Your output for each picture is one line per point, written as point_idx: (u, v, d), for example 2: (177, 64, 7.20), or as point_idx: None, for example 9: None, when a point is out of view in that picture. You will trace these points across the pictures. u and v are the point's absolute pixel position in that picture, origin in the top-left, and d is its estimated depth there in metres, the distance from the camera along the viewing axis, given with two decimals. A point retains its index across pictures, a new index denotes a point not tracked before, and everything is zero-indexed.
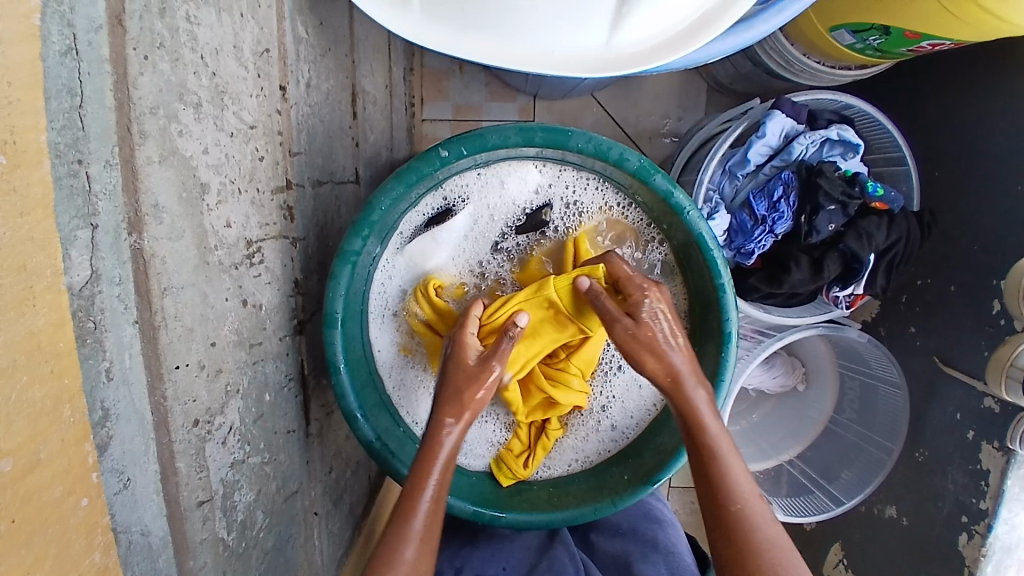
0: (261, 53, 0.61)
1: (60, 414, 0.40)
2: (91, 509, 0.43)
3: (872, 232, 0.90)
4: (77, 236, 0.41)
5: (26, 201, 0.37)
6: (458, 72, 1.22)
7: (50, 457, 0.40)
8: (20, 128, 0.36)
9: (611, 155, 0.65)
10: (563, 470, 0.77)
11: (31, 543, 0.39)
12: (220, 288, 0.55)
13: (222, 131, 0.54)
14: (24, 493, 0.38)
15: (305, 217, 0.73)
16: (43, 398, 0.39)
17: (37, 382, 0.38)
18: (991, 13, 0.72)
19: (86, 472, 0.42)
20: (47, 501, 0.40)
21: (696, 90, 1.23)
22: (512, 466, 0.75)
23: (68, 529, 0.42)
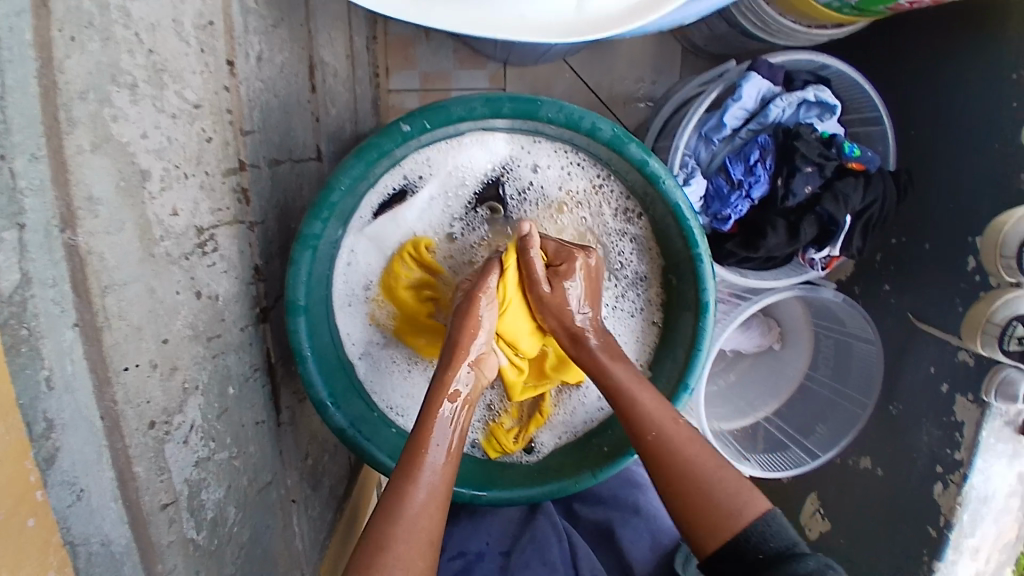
0: (204, 27, 0.57)
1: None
2: (41, 526, 0.41)
3: (849, 193, 0.88)
4: (4, 238, 0.37)
5: None
6: (425, 38, 1.16)
7: None
8: None
9: (583, 125, 0.63)
10: (550, 447, 0.77)
11: None
12: (170, 281, 0.52)
13: (162, 113, 0.50)
14: None
15: (262, 200, 0.69)
16: None
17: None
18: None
19: (30, 490, 0.40)
20: None
21: (672, 50, 1.19)
22: (500, 440, 0.75)
23: (19, 546, 0.40)
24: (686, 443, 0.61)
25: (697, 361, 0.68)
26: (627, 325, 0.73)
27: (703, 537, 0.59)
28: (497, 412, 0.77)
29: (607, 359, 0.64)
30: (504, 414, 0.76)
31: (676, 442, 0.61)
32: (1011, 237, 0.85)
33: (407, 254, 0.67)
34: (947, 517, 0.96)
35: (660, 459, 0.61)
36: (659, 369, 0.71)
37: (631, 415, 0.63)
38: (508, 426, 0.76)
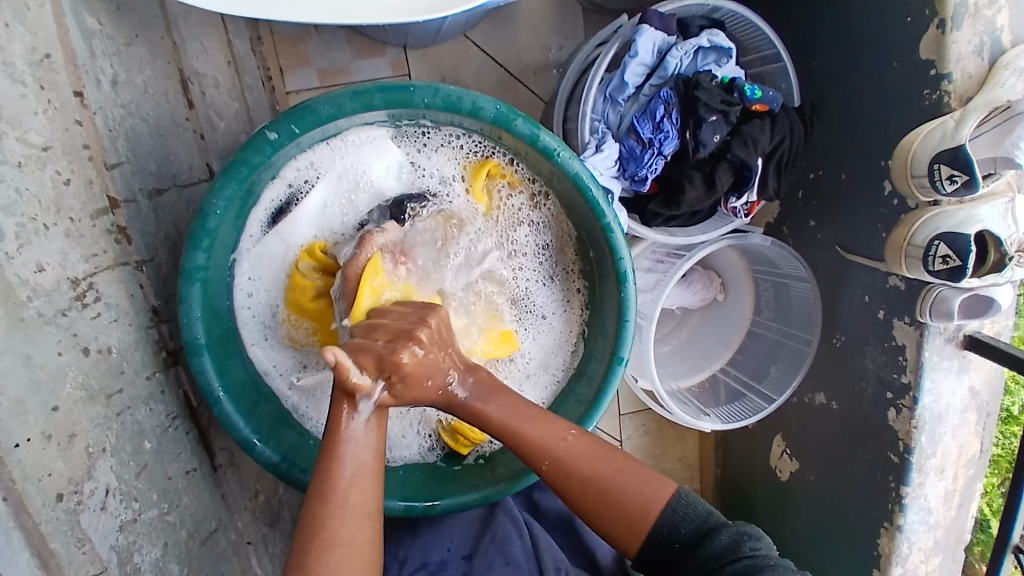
0: (40, 62, 0.53)
1: None
2: None
3: (757, 136, 0.89)
4: None
5: None
6: (315, 33, 1.11)
7: None
8: None
9: (463, 106, 0.60)
10: (505, 437, 0.74)
11: None
12: (49, 343, 0.49)
13: (4, 164, 0.47)
14: None
15: (147, 235, 0.65)
16: None
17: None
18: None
19: None
20: None
21: (573, 14, 1.18)
22: (467, 434, 0.71)
23: None
24: (579, 462, 0.59)
25: (627, 329, 0.67)
26: (553, 290, 0.72)
27: (625, 544, 0.61)
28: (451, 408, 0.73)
29: (484, 405, 0.58)
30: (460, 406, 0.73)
31: (567, 465, 0.59)
32: (919, 156, 0.87)
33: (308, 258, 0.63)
34: (905, 442, 0.98)
35: (562, 486, 0.59)
36: (594, 342, 0.70)
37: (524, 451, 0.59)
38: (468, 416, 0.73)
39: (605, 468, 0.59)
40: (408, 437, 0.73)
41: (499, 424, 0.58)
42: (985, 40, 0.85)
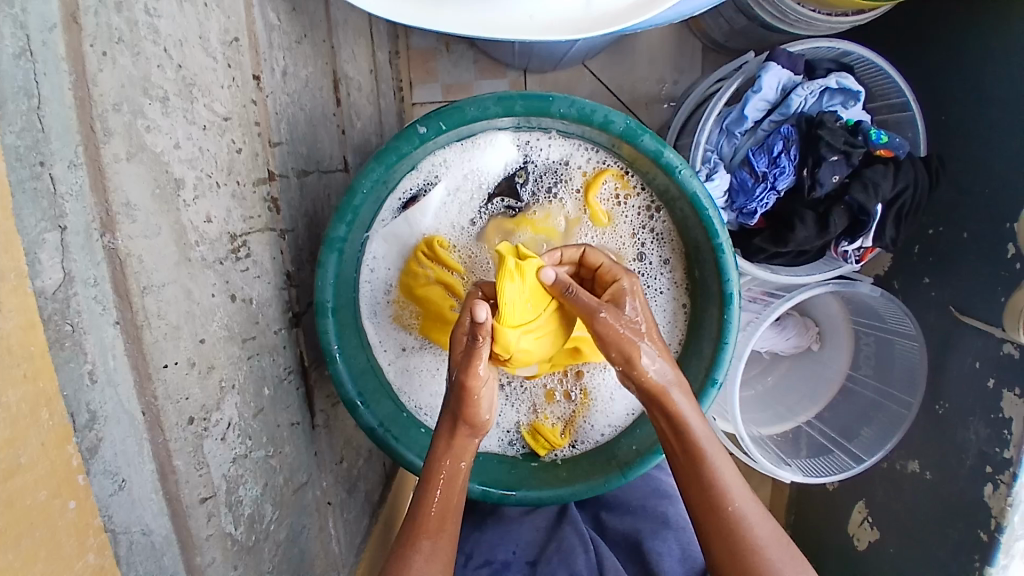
0: (230, 43, 0.60)
1: (38, 416, 0.39)
2: (81, 511, 0.42)
3: (878, 180, 0.86)
4: (46, 238, 0.40)
5: None
6: (445, 51, 1.19)
7: (32, 461, 0.39)
8: None
9: (596, 119, 0.63)
10: (587, 445, 0.75)
11: (20, 545, 0.38)
12: (205, 284, 0.54)
13: (193, 124, 0.53)
14: (7, 497, 0.38)
15: (292, 208, 0.72)
16: (19, 401, 0.38)
17: (10, 386, 0.37)
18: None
19: (71, 473, 0.41)
20: (32, 505, 0.39)
21: (691, 49, 1.20)
22: (547, 436, 0.74)
23: (57, 532, 0.41)
24: (755, 534, 0.57)
25: (725, 352, 0.67)
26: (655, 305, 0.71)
27: None
28: (535, 413, 0.75)
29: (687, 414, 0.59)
30: (546, 411, 0.75)
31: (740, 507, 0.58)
32: None
33: (422, 253, 0.68)
34: (998, 518, 0.91)
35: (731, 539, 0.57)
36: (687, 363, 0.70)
37: (705, 488, 0.58)
38: (551, 423, 0.75)
39: (765, 525, 0.58)
40: (490, 429, 0.75)
41: (695, 447, 0.59)
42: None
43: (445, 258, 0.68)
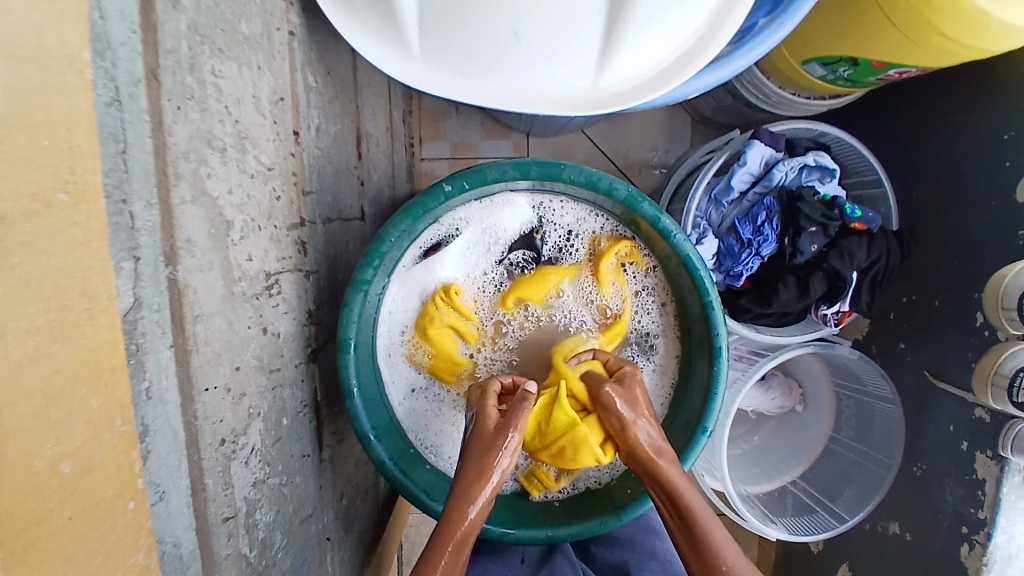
0: (277, 102, 0.67)
1: (112, 423, 0.38)
2: (138, 514, 0.41)
3: (853, 251, 0.95)
4: (124, 266, 0.44)
5: (87, 233, 0.35)
6: (455, 112, 1.29)
7: (105, 462, 0.37)
8: (81, 168, 0.35)
9: (601, 186, 0.70)
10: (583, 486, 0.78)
11: (84, 546, 0.37)
12: (244, 316, 0.60)
13: (244, 173, 0.60)
14: (79, 495, 0.36)
15: (317, 251, 0.79)
16: (99, 406, 0.37)
17: (95, 394, 0.36)
18: (950, 38, 0.76)
19: (133, 478, 0.40)
20: (100, 503, 0.37)
21: (682, 122, 1.31)
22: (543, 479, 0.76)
23: (116, 540, 0.39)
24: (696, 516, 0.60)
25: (714, 403, 0.71)
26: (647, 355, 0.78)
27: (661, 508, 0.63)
28: None
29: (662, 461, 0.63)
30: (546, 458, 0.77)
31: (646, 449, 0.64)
32: (1011, 290, 0.88)
33: (438, 301, 0.74)
34: None
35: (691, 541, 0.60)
36: (677, 410, 0.75)
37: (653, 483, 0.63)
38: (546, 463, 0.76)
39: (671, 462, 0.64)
40: None
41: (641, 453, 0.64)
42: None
43: (461, 306, 0.74)
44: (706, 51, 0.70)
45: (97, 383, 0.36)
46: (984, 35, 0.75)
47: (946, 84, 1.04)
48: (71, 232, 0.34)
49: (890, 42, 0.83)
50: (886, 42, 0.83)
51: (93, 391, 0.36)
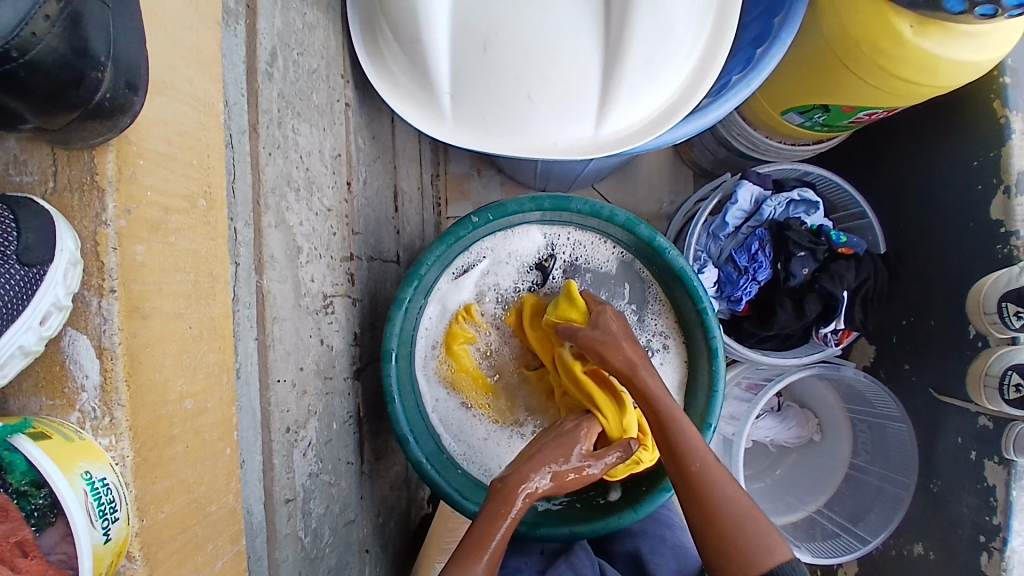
0: (336, 157, 0.82)
1: (221, 379, 0.48)
2: (233, 458, 0.50)
3: (842, 273, 1.05)
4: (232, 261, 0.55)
5: (215, 229, 0.48)
6: (476, 175, 1.44)
7: (213, 408, 0.47)
8: (215, 184, 0.48)
9: (604, 213, 0.83)
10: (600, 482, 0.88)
11: (197, 467, 0.45)
12: (307, 326, 0.71)
13: (311, 210, 0.73)
14: (194, 429, 0.45)
15: (362, 283, 0.91)
16: (213, 364, 0.48)
17: (211, 351, 0.47)
18: (905, 80, 0.87)
19: (231, 425, 0.50)
20: (208, 441, 0.47)
21: (684, 175, 1.44)
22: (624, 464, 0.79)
23: (217, 467, 0.48)
24: (717, 484, 0.66)
25: (716, 400, 0.80)
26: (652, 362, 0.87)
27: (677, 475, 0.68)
28: None
29: (664, 395, 0.72)
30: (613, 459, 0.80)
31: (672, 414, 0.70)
32: (990, 296, 0.96)
33: (459, 319, 0.86)
34: None
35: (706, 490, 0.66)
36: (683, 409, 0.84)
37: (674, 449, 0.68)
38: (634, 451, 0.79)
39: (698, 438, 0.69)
40: None
41: (664, 414, 0.70)
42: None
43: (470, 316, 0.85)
44: (688, 102, 0.82)
45: (212, 343, 0.47)
46: (931, 75, 0.85)
47: (908, 118, 1.15)
48: (205, 228, 0.47)
49: (850, 90, 0.95)
50: (846, 91, 0.95)
51: (209, 350, 0.47)
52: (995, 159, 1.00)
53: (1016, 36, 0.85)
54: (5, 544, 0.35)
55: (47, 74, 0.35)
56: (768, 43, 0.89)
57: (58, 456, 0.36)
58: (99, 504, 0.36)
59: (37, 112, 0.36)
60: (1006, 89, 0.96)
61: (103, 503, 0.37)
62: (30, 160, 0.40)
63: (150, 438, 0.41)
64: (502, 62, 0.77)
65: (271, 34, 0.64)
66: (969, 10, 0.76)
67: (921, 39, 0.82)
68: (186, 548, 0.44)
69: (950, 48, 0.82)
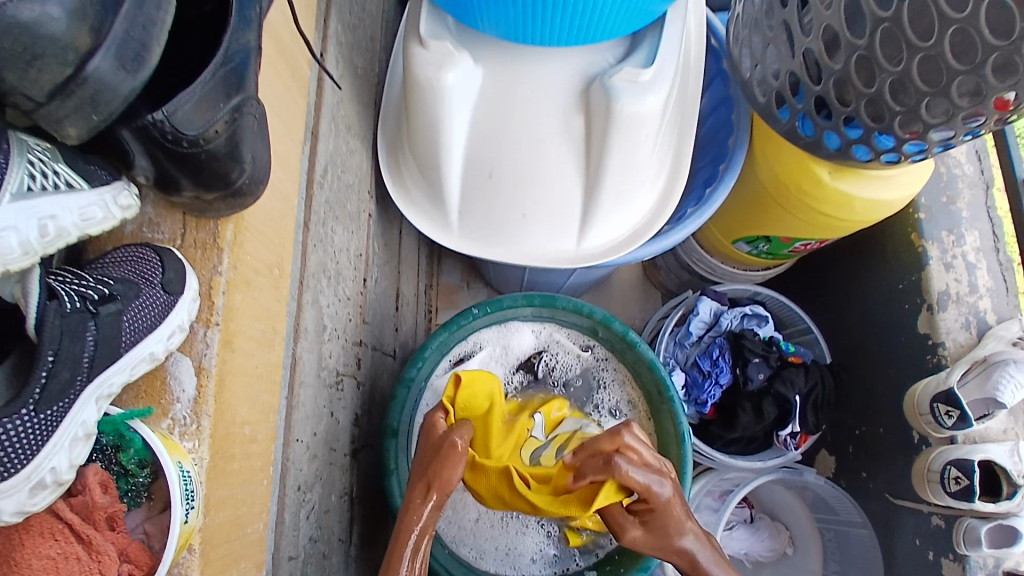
0: (358, 256, 0.95)
1: (263, 422, 0.59)
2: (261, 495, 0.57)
3: (793, 378, 1.20)
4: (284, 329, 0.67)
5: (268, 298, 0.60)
6: (466, 288, 1.59)
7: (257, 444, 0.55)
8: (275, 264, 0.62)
9: (584, 310, 0.97)
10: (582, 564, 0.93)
11: (226, 489, 0.52)
12: (322, 397, 0.79)
13: (337, 296, 0.85)
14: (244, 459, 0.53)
15: (366, 370, 1.01)
16: (256, 408, 0.57)
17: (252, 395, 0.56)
18: (828, 213, 1.07)
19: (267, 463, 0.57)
20: (233, 470, 0.53)
21: (652, 295, 1.61)
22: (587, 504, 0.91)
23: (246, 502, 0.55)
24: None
25: (685, 483, 0.88)
26: None
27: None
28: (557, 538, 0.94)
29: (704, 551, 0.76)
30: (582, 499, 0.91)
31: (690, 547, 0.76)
32: (923, 398, 1.09)
33: None
34: None
35: None
36: None
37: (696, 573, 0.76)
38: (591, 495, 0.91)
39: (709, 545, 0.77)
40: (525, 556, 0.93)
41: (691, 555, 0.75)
42: (971, 317, 1.13)
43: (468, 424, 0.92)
44: (651, 226, 1.01)
45: (257, 391, 0.57)
46: (848, 212, 1.06)
47: (842, 249, 1.36)
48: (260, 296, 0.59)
49: (786, 222, 1.15)
50: (783, 222, 1.15)
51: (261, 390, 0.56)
52: (917, 281, 1.18)
53: (921, 178, 1.06)
54: (100, 515, 0.47)
55: (219, 162, 0.51)
56: (716, 183, 1.11)
57: (168, 446, 0.48)
58: (185, 489, 0.47)
59: (197, 185, 0.52)
60: (921, 223, 1.18)
61: (187, 488, 0.47)
62: (162, 222, 0.56)
63: (220, 449, 0.52)
64: (504, 185, 0.94)
65: (327, 153, 0.80)
66: (876, 158, 0.93)
67: (837, 182, 1.03)
68: (227, 557, 0.53)
69: (860, 188, 1.03)
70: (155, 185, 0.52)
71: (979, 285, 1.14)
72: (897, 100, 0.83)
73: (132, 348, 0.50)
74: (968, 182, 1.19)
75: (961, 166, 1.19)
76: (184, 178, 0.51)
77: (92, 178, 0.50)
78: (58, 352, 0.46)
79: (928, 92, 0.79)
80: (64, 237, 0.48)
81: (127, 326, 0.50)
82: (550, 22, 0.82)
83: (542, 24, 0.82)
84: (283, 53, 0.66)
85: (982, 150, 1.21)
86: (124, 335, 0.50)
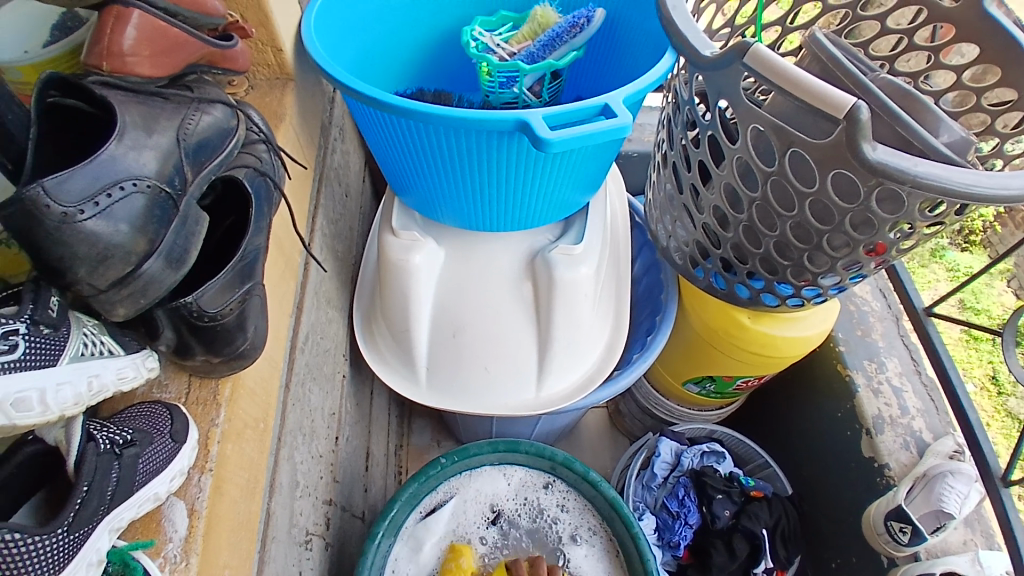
0: (332, 415, 1.03)
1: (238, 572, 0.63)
2: None
3: (759, 512, 1.23)
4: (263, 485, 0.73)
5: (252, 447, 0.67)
6: (436, 446, 1.62)
7: None
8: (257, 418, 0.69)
9: (546, 453, 1.03)
10: None
11: None
12: (291, 557, 0.81)
13: (310, 454, 0.91)
14: None
15: (334, 530, 1.02)
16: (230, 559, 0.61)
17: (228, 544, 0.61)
18: (756, 352, 1.21)
19: None
20: None
21: (618, 441, 1.67)
22: None
23: None
24: None
25: None
26: None
27: None
28: None
29: None
30: None
31: None
32: (876, 519, 1.16)
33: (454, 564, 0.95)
34: None
35: None
36: None
37: None
38: None
39: None
40: None
41: None
42: (909, 438, 1.21)
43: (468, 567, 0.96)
44: (601, 371, 1.13)
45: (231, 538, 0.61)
46: (772, 348, 1.19)
47: (785, 383, 1.49)
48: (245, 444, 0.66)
49: (723, 362, 1.28)
50: (721, 362, 1.28)
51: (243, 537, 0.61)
52: (850, 409, 1.29)
53: (831, 314, 1.21)
54: None
55: (229, 332, 0.63)
56: (655, 330, 1.26)
57: None
58: None
59: (207, 351, 0.63)
60: (843, 354, 1.32)
61: None
62: (170, 383, 0.67)
63: None
64: (465, 345, 1.06)
65: (309, 322, 0.92)
66: (782, 302, 1.11)
67: (757, 324, 1.18)
68: None
69: (777, 328, 1.18)
70: (174, 352, 0.64)
71: (909, 408, 1.25)
72: (784, 257, 1.01)
73: (143, 487, 0.57)
74: (878, 316, 1.36)
75: (867, 305, 1.37)
76: (198, 345, 0.62)
77: (127, 346, 0.61)
78: (91, 484, 0.55)
79: (806, 249, 0.97)
80: (102, 394, 0.58)
81: (141, 468, 0.57)
82: (499, 212, 1.00)
83: (490, 214, 1.01)
84: (279, 246, 0.81)
85: (884, 287, 1.39)
86: (137, 475, 0.57)
